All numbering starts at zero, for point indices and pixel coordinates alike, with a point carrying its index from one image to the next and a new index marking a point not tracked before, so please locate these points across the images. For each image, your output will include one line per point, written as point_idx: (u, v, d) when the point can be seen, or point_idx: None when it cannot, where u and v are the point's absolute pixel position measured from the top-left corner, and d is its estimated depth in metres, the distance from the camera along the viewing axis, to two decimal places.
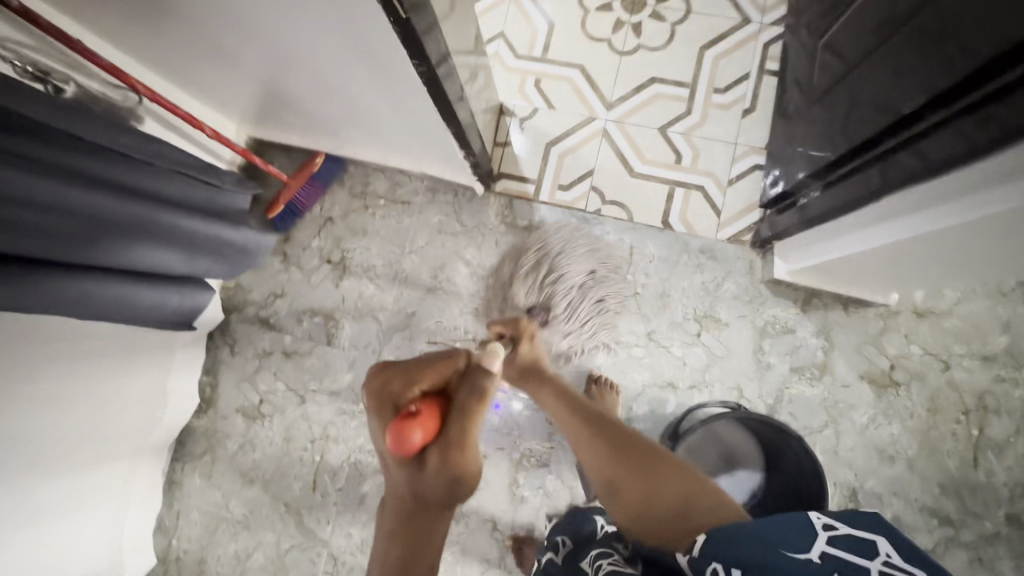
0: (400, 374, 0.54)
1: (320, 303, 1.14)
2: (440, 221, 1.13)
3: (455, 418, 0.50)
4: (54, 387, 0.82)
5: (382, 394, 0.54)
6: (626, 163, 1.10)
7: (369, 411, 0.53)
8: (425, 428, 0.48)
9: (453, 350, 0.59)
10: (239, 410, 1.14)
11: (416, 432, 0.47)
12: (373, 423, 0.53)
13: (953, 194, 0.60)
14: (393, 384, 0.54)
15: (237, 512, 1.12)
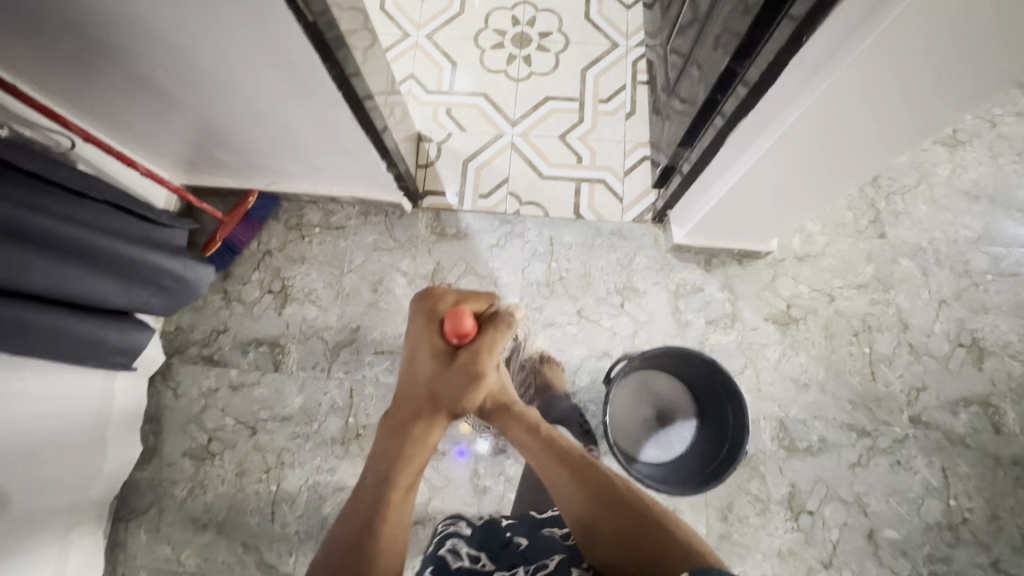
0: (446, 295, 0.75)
1: (265, 332, 1.17)
2: (374, 239, 1.22)
3: (492, 331, 0.73)
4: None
5: (429, 306, 0.75)
6: (535, 168, 1.25)
7: (417, 313, 0.75)
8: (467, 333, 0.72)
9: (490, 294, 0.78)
10: (186, 453, 1.11)
11: (464, 324, 0.72)
12: (420, 320, 0.74)
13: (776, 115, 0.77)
14: (446, 297, 0.75)
15: (190, 563, 1.06)
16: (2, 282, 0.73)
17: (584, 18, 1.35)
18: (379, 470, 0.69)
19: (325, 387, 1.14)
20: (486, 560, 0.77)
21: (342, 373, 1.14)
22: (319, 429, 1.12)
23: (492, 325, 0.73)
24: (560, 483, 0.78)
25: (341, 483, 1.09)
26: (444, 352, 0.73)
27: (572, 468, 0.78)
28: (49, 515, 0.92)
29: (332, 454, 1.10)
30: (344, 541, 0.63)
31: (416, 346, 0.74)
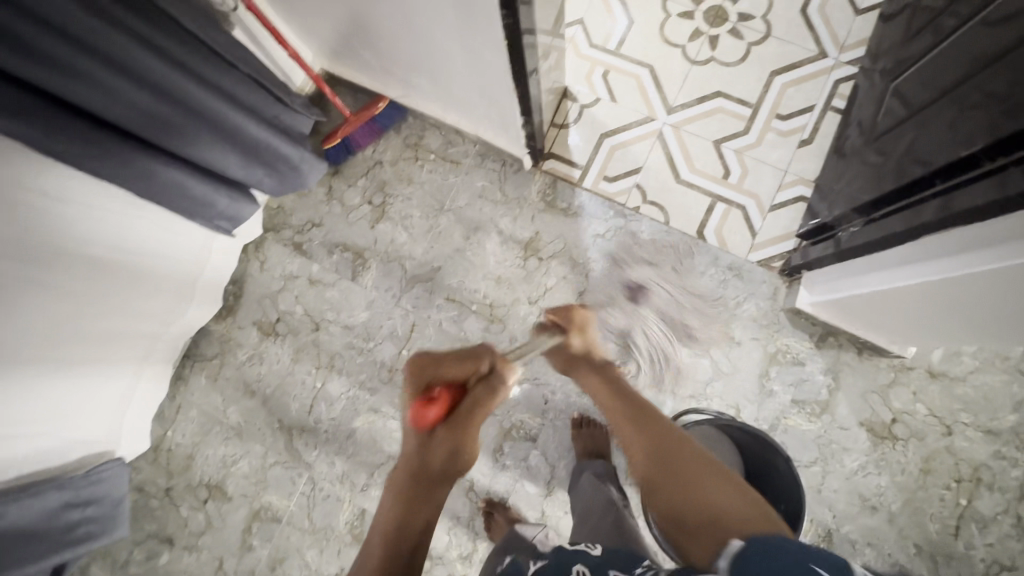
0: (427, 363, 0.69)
1: (353, 241, 1.18)
2: (482, 186, 1.17)
3: (468, 399, 0.63)
4: (95, 253, 0.86)
5: (414, 375, 0.67)
6: (673, 167, 1.12)
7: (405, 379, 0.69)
8: (441, 404, 0.61)
9: (475, 354, 0.70)
10: (256, 324, 1.19)
11: (431, 404, 0.61)
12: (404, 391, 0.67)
13: (1000, 240, 0.61)
14: (430, 368, 0.68)
15: (232, 418, 1.17)
16: (137, 131, 0.75)
17: (799, 11, 1.13)
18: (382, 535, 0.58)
19: (390, 313, 1.16)
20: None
21: (409, 306, 1.15)
22: (373, 349, 1.15)
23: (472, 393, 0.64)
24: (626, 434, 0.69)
25: (376, 406, 1.14)
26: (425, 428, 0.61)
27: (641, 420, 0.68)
28: (133, 340, 1.02)
29: (377, 376, 1.14)
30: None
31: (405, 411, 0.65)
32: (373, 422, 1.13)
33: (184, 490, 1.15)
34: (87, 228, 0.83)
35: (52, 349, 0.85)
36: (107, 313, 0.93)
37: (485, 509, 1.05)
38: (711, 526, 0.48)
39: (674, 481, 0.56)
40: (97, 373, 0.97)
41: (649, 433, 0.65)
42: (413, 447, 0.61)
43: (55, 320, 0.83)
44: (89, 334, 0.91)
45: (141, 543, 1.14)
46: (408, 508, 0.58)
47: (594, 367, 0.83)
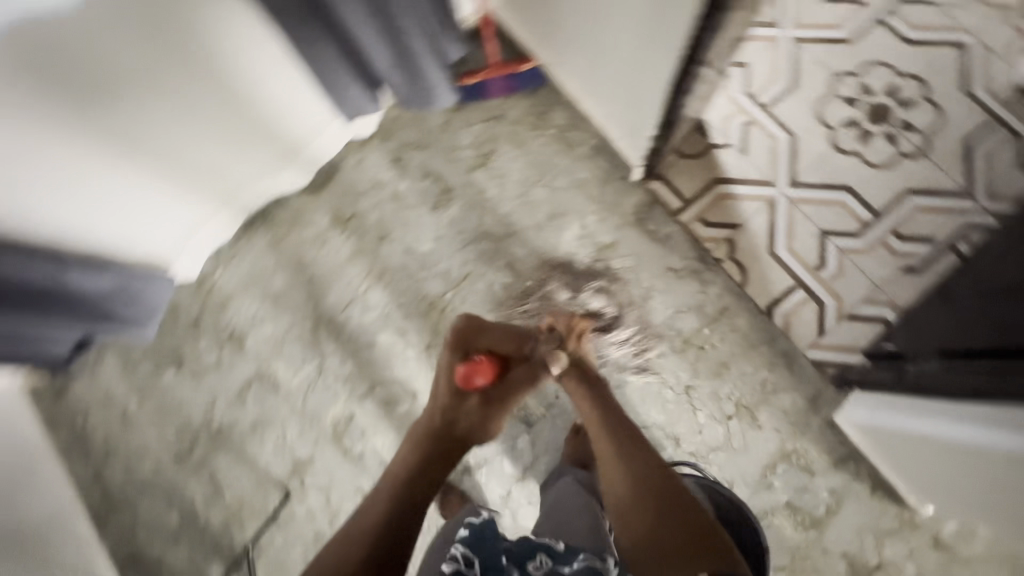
0: (474, 334, 0.87)
1: (448, 177, 1.22)
2: (585, 177, 1.18)
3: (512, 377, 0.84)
4: (218, 64, 0.91)
5: (463, 334, 0.86)
6: (771, 238, 1.10)
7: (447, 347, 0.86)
8: (484, 374, 0.80)
9: (520, 337, 0.90)
10: (331, 211, 1.25)
11: (478, 372, 0.80)
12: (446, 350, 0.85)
13: None
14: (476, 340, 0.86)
15: (276, 284, 1.23)
16: None
17: (964, 142, 1.08)
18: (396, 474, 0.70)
19: (451, 254, 1.19)
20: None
21: (471, 256, 1.18)
22: (422, 279, 1.19)
23: (513, 364, 0.87)
24: (605, 449, 0.76)
25: (403, 330, 1.18)
26: (459, 391, 0.80)
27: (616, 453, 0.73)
28: (222, 169, 1.08)
29: (416, 304, 1.19)
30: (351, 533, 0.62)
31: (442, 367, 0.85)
32: (394, 344, 1.18)
33: (210, 327, 1.23)
34: (220, 34, 0.87)
35: (143, 125, 0.90)
36: (205, 124, 0.97)
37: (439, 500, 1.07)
38: (685, 563, 0.58)
39: (645, 495, 0.67)
40: (183, 185, 1.04)
41: (627, 464, 0.71)
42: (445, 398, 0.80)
43: (154, 101, 0.88)
44: (183, 133, 0.96)
45: (157, 354, 1.23)
46: (425, 456, 0.72)
47: (581, 375, 0.87)
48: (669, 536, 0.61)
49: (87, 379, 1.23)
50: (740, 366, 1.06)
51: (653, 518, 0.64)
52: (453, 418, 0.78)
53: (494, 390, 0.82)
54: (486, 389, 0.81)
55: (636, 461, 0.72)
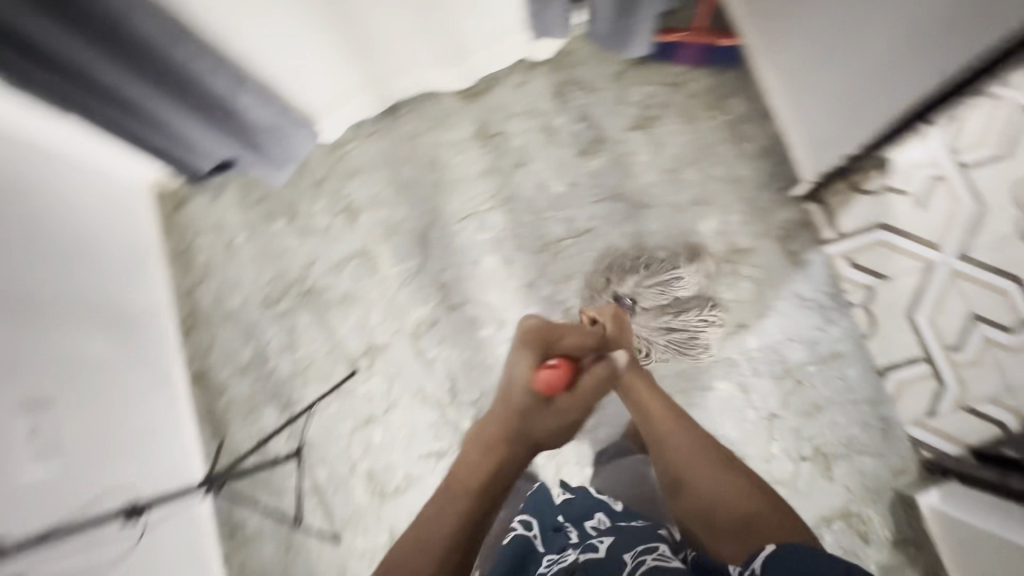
0: (545, 329, 0.69)
1: (604, 128, 1.19)
2: (742, 175, 1.13)
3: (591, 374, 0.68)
4: None
5: (538, 332, 0.69)
6: (914, 303, 1.04)
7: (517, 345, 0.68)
8: (560, 377, 0.65)
9: (589, 332, 0.72)
10: (478, 122, 1.24)
11: (557, 373, 0.65)
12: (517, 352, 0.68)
13: None
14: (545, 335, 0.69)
15: (404, 174, 1.24)
16: None
17: None
18: (465, 481, 0.63)
19: (581, 203, 1.17)
20: (536, 534, 0.78)
21: (600, 212, 1.16)
22: (545, 217, 1.18)
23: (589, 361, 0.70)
24: (651, 413, 0.69)
25: (509, 259, 1.18)
26: (538, 397, 0.65)
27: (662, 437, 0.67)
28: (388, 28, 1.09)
29: (530, 240, 1.18)
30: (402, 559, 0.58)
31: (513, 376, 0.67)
32: (498, 268, 1.18)
33: (331, 193, 1.26)
34: None
35: None
36: None
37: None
38: (739, 530, 0.58)
39: (702, 457, 0.63)
40: (348, 25, 1.06)
41: (683, 442, 0.65)
42: (523, 407, 0.64)
43: None
44: None
45: (276, 200, 1.27)
46: (498, 462, 0.64)
47: (635, 363, 0.72)
48: (726, 511, 0.59)
49: (206, 201, 1.28)
50: (832, 414, 1.03)
51: (699, 478, 0.63)
52: (530, 419, 0.65)
53: (576, 403, 0.67)
54: (567, 402, 0.66)
55: (687, 431, 0.67)
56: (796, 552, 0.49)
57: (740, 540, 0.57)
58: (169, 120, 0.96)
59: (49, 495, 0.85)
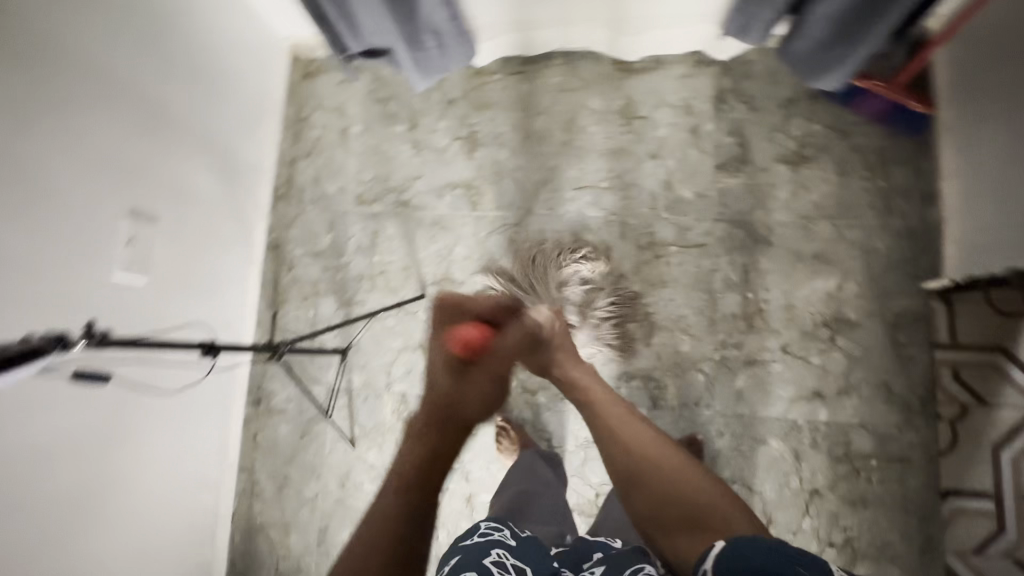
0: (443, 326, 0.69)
1: (752, 150, 1.14)
2: (875, 247, 1.07)
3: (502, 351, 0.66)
4: None
5: (449, 311, 0.71)
6: (1008, 440, 0.93)
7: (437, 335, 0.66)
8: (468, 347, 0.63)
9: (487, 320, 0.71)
10: (627, 99, 1.19)
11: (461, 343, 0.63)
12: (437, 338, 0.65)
13: None
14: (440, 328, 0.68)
15: (535, 124, 1.21)
16: None
17: None
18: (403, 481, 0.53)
19: (700, 216, 1.12)
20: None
21: (717, 232, 1.11)
22: (659, 216, 1.14)
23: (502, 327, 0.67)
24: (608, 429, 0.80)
25: (609, 244, 1.14)
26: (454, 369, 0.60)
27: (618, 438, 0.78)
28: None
29: (636, 232, 1.14)
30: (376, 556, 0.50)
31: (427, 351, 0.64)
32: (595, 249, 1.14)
33: (457, 117, 1.24)
34: None
35: None
36: None
37: (499, 427, 1.09)
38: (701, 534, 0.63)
39: (664, 463, 0.73)
40: None
41: (629, 432, 0.78)
42: (440, 390, 0.58)
43: None
44: None
45: (401, 105, 1.25)
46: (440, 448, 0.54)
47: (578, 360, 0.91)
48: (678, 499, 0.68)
49: (336, 82, 1.27)
50: (875, 514, 1.00)
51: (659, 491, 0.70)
52: (467, 393, 0.58)
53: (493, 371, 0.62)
54: (484, 371, 0.61)
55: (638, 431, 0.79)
56: (743, 548, 0.52)
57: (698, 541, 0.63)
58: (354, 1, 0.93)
59: (135, 300, 0.87)
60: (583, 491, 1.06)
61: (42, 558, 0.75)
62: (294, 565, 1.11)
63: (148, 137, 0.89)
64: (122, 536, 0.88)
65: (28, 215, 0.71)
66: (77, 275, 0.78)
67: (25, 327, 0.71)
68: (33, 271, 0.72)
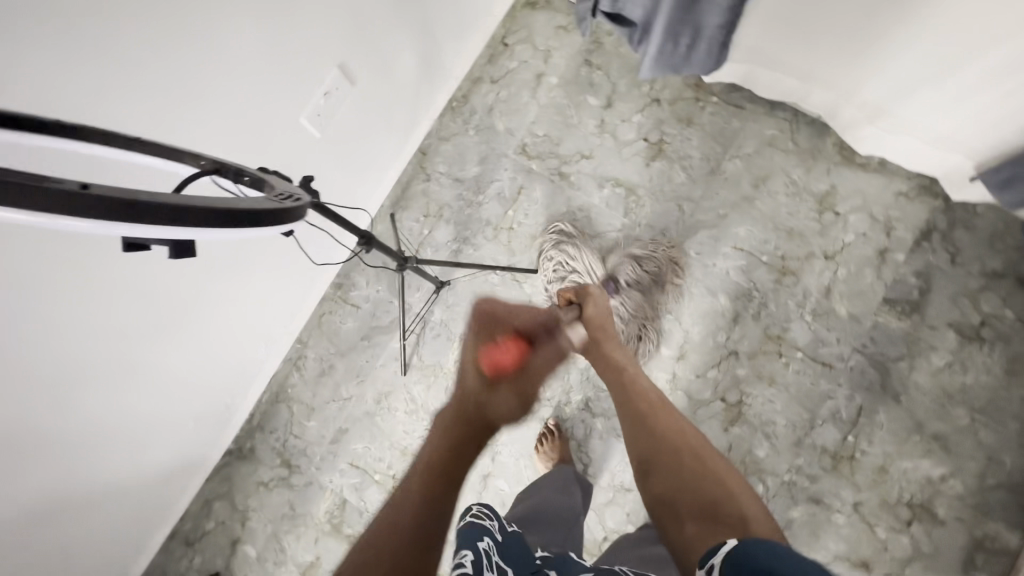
0: (488, 318, 0.67)
1: (928, 302, 1.04)
2: (1001, 462, 0.98)
3: (540, 357, 0.66)
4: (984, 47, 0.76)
5: (486, 319, 0.67)
6: None
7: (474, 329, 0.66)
8: (509, 351, 0.63)
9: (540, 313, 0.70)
10: (832, 188, 1.09)
11: (500, 352, 0.62)
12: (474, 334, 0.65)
13: None
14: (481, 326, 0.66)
15: (727, 164, 1.13)
16: None
17: None
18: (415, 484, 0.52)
19: (840, 339, 1.05)
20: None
21: (848, 363, 1.04)
22: (800, 318, 1.07)
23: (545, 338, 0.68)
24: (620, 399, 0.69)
25: (738, 317, 1.08)
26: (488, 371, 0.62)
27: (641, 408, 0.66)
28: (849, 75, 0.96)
29: (770, 320, 1.07)
30: (387, 541, 0.46)
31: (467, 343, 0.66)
32: (722, 315, 1.09)
33: (654, 118, 1.16)
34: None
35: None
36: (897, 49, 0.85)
37: (544, 430, 1.07)
38: (701, 521, 0.51)
39: (671, 439, 0.60)
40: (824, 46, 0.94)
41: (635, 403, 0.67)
42: (473, 393, 0.61)
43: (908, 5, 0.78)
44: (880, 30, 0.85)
45: (607, 79, 1.18)
46: (458, 444, 0.56)
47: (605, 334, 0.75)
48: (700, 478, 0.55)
49: (556, 26, 1.20)
50: None
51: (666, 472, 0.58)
52: (489, 403, 0.60)
53: (524, 390, 0.63)
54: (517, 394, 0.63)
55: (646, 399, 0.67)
56: (757, 550, 0.41)
57: (701, 528, 0.50)
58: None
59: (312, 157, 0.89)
60: (594, 529, 1.04)
61: (141, 338, 0.83)
62: (302, 447, 1.13)
63: (391, 7, 0.88)
64: (205, 348, 0.95)
65: (278, 55, 0.75)
66: (280, 116, 0.81)
67: (227, 140, 0.76)
68: (255, 94, 0.76)
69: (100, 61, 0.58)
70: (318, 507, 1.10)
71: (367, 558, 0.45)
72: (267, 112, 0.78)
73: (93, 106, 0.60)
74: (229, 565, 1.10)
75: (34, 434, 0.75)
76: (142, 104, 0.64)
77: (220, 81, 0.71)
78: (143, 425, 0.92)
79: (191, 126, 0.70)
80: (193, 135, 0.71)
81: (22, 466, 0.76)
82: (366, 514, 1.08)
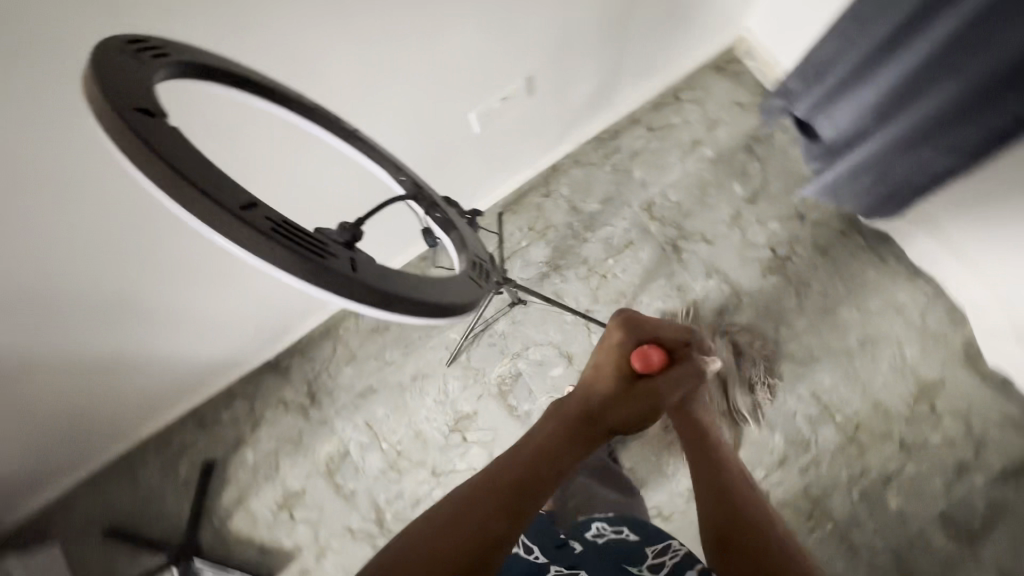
0: (630, 323, 0.73)
1: (991, 540, 0.94)
2: None
3: (678, 363, 0.70)
4: None
5: (625, 322, 0.73)
6: None
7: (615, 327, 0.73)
8: (652, 351, 0.69)
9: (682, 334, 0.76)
10: (940, 382, 1.02)
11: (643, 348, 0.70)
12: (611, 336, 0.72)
13: None
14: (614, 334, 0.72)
15: (843, 309, 1.07)
16: None
17: None
18: (496, 473, 0.51)
19: (877, 531, 0.98)
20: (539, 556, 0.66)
21: (875, 559, 0.97)
22: (845, 490, 1.01)
23: (686, 352, 0.73)
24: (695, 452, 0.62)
25: (783, 461, 1.04)
26: (626, 369, 0.68)
27: (717, 457, 0.60)
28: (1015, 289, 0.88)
29: (814, 479, 1.02)
30: (459, 509, 0.46)
31: (601, 345, 0.73)
32: (769, 451, 1.05)
33: (790, 232, 1.11)
34: None
35: None
36: None
37: None
38: None
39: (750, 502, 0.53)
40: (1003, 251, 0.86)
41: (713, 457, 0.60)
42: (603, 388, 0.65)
43: None
44: None
45: (761, 174, 1.13)
46: (566, 439, 0.56)
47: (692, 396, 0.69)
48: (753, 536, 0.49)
49: (736, 104, 1.16)
50: None
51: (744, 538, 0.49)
52: (609, 401, 0.63)
53: (659, 394, 0.66)
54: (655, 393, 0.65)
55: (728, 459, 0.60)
56: None
57: None
58: (862, 96, 0.81)
59: (465, 151, 0.97)
60: None
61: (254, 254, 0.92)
62: (330, 387, 1.17)
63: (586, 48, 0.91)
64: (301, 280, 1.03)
65: (472, 64, 0.82)
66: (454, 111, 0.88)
67: (401, 106, 0.82)
68: (442, 90, 0.84)
69: (336, 37, 0.69)
70: (322, 446, 1.14)
71: (437, 512, 0.46)
72: (445, 104, 0.86)
73: (313, 69, 0.71)
74: (226, 459, 1.16)
75: (98, 298, 0.82)
76: (356, 80, 0.75)
77: (417, 70, 0.79)
78: (162, 310, 0.90)
79: (384, 108, 0.81)
80: (384, 111, 0.81)
81: (60, 326, 0.82)
82: (360, 474, 1.12)
